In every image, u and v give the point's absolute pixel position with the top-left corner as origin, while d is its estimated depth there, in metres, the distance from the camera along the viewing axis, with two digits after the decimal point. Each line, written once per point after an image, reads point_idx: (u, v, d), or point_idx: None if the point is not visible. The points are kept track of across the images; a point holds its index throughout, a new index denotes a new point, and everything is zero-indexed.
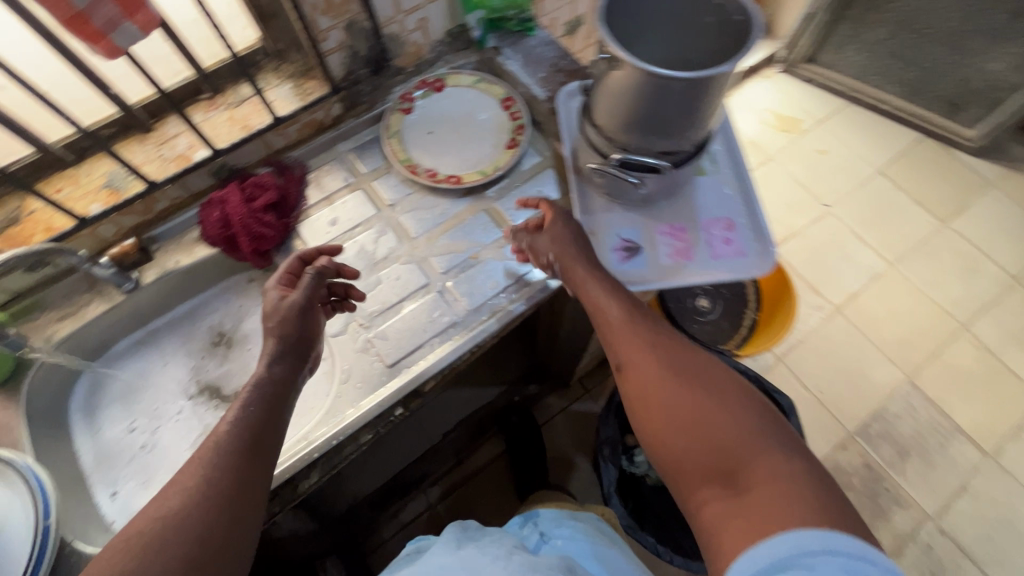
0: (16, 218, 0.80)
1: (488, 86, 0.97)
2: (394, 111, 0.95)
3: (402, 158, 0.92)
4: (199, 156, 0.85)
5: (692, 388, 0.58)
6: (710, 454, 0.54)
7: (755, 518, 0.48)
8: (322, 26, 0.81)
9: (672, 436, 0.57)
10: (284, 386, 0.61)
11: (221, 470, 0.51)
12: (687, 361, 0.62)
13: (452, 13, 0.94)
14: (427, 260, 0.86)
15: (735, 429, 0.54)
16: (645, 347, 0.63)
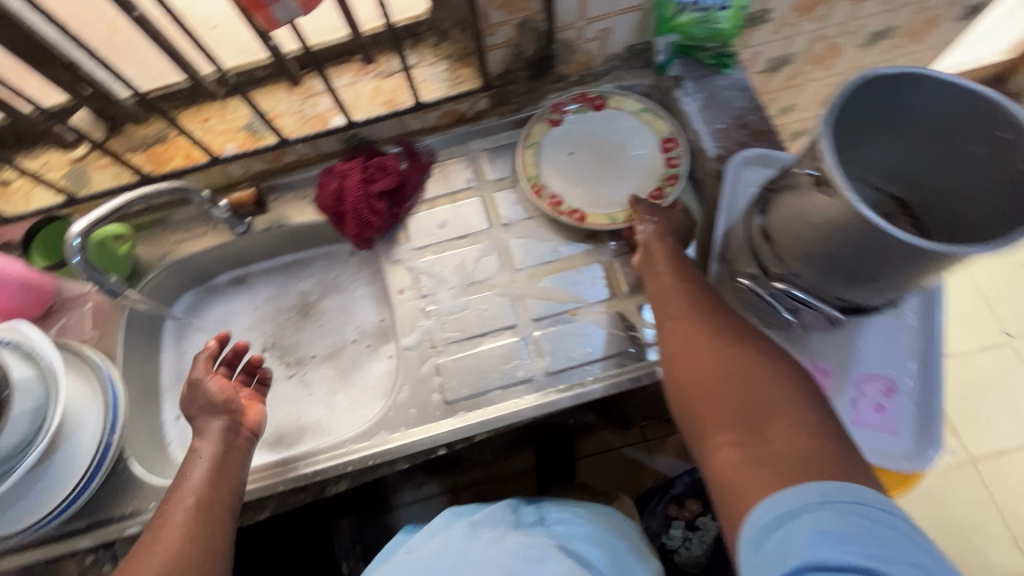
0: (163, 137, 0.83)
1: (652, 118, 0.84)
2: (541, 120, 0.85)
3: (532, 176, 0.83)
4: (335, 123, 0.83)
5: (731, 348, 0.55)
6: (736, 408, 0.51)
7: (771, 462, 0.45)
8: (493, 20, 0.72)
9: (701, 389, 0.54)
10: (225, 442, 0.66)
11: (192, 537, 0.58)
12: (733, 325, 0.59)
13: (643, 29, 0.80)
14: (523, 298, 0.79)
15: (769, 387, 0.51)
16: (691, 306, 0.62)
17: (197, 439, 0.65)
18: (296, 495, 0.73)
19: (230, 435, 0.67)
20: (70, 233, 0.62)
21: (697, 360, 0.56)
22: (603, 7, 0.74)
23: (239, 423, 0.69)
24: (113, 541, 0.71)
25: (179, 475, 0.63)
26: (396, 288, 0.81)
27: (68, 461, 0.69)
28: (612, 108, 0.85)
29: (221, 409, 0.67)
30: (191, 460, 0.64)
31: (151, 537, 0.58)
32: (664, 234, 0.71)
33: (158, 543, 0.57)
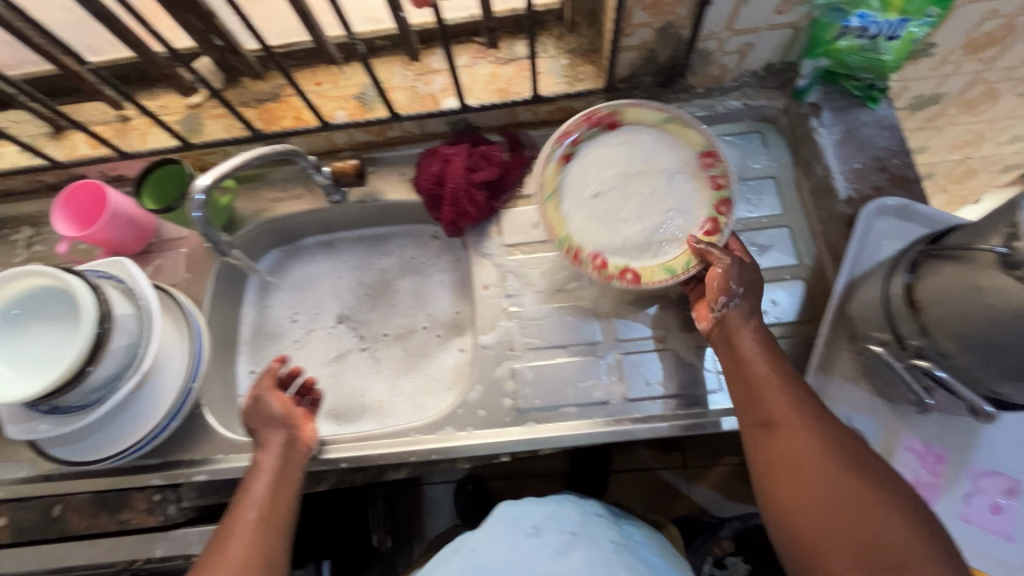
0: (276, 94, 0.83)
1: (679, 129, 0.71)
2: (548, 159, 0.73)
3: (559, 235, 0.72)
4: (447, 105, 0.81)
5: (839, 474, 0.50)
6: (856, 553, 0.47)
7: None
8: (635, 20, 0.67)
9: (812, 522, 0.50)
10: (284, 456, 0.66)
11: (256, 549, 0.57)
12: (839, 437, 0.53)
13: (789, 48, 0.74)
14: (610, 316, 0.75)
15: (892, 529, 0.46)
16: (791, 410, 0.55)
17: (259, 450, 0.66)
18: (356, 473, 0.73)
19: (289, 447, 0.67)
20: (194, 185, 0.63)
21: (804, 486, 0.51)
22: (755, 19, 0.68)
23: (297, 438, 0.69)
24: (180, 483, 0.73)
25: (240, 488, 0.63)
26: (480, 284, 0.79)
27: (155, 395, 0.73)
28: (631, 129, 0.73)
29: (282, 422, 0.68)
30: (253, 472, 0.64)
31: (214, 552, 0.56)
32: (746, 310, 0.63)
33: (222, 555, 0.56)
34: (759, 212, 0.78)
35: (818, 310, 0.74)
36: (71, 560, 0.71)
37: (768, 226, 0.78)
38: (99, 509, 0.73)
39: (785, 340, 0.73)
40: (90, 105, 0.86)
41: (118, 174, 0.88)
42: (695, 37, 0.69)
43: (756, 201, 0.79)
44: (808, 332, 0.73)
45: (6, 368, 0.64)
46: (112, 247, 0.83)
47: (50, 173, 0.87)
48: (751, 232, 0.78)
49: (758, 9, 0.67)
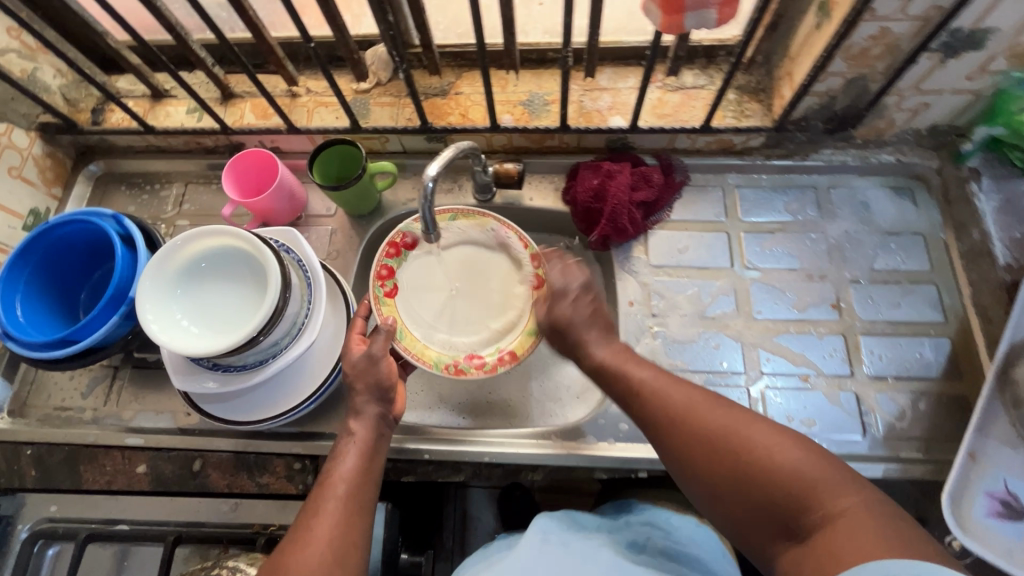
0: (445, 91, 0.86)
1: (467, 217, 0.81)
2: (380, 300, 0.78)
3: (432, 363, 0.75)
4: (613, 123, 0.82)
5: (733, 444, 0.54)
6: (771, 502, 0.51)
7: (838, 553, 0.46)
8: (832, 68, 0.70)
9: (730, 493, 0.53)
10: (377, 429, 0.65)
11: (342, 534, 0.57)
12: (715, 413, 0.57)
13: (962, 113, 0.76)
14: (754, 348, 0.77)
15: (792, 467, 0.51)
16: (677, 399, 0.59)
17: (352, 419, 0.65)
18: (493, 469, 0.74)
19: (381, 428, 0.66)
20: (424, 173, 0.64)
21: (710, 467, 0.55)
22: (944, 82, 0.71)
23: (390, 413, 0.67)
24: (318, 455, 0.74)
25: (332, 458, 0.63)
26: (625, 299, 0.81)
27: (309, 363, 0.75)
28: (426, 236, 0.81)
29: (382, 394, 0.66)
30: (346, 441, 0.64)
31: (305, 526, 0.57)
32: (603, 346, 0.67)
33: (311, 533, 0.56)
34: (907, 266, 0.79)
35: (963, 369, 0.74)
36: (206, 516, 0.73)
37: (915, 281, 0.79)
38: (240, 469, 0.74)
39: (928, 395, 0.73)
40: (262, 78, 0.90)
41: (275, 146, 0.91)
42: (883, 92, 0.72)
43: (904, 255, 0.80)
44: (952, 390, 0.73)
45: (187, 321, 0.67)
46: (264, 216, 0.85)
47: (212, 137, 0.90)
48: (897, 284, 0.79)
49: (950, 74, 0.69)
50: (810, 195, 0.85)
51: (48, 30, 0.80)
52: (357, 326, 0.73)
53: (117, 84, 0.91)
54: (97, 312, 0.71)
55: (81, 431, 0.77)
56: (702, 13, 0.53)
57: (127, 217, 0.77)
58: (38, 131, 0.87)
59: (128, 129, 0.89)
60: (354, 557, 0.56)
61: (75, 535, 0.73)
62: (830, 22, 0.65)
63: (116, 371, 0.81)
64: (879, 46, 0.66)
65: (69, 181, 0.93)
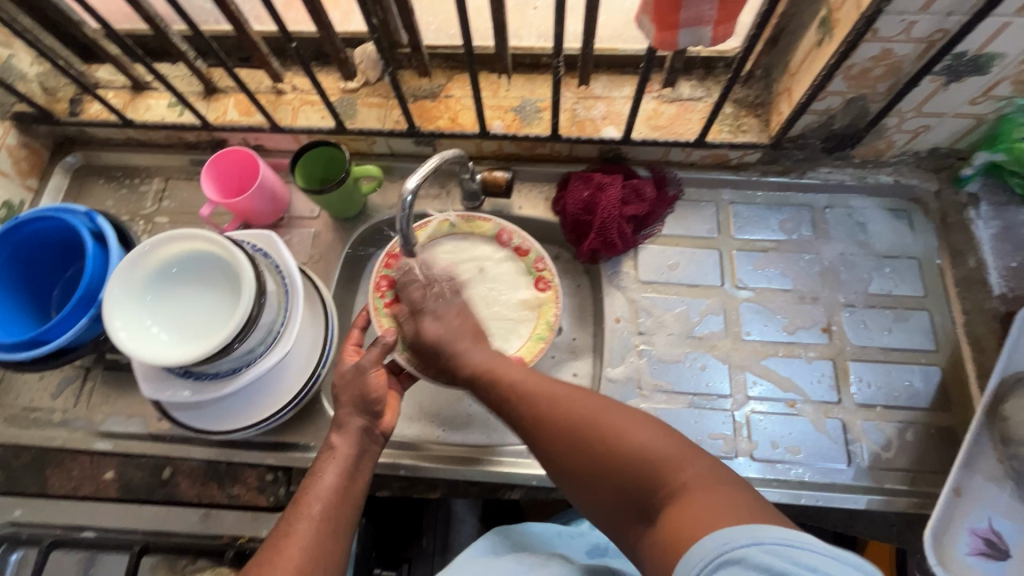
0: (435, 93, 0.84)
1: (467, 225, 0.81)
2: (380, 311, 0.76)
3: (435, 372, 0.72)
4: (606, 134, 0.80)
5: (588, 425, 0.53)
6: (626, 480, 0.49)
7: (686, 526, 0.43)
8: (832, 87, 0.67)
9: (588, 476, 0.52)
10: (360, 445, 0.63)
11: (312, 558, 0.54)
12: (575, 403, 0.55)
13: (963, 136, 0.74)
14: (741, 370, 0.75)
15: (643, 444, 0.50)
16: (539, 390, 0.58)
17: (334, 434, 0.63)
18: (472, 486, 0.73)
19: (362, 445, 0.63)
20: (404, 184, 0.62)
21: (571, 457, 0.53)
22: (946, 105, 0.68)
23: (374, 425, 0.65)
24: (292, 467, 0.73)
25: (310, 476, 0.60)
26: (613, 316, 0.79)
27: (285, 372, 0.73)
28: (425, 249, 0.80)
29: (369, 408, 0.64)
30: (325, 457, 0.62)
31: (274, 547, 0.54)
32: (478, 349, 0.65)
33: (279, 555, 0.53)
34: (901, 291, 0.78)
35: (952, 400, 0.73)
36: (175, 526, 0.71)
37: (909, 307, 0.77)
38: (211, 479, 0.72)
39: (915, 426, 0.72)
40: (246, 73, 0.87)
41: (258, 144, 0.88)
42: (883, 114, 0.69)
43: (899, 280, 0.78)
44: (941, 421, 0.72)
45: (159, 329, 0.64)
46: (245, 216, 0.82)
47: (193, 132, 0.87)
48: (890, 309, 0.77)
49: (953, 98, 0.67)
50: (804, 214, 0.83)
51: (23, 17, 0.77)
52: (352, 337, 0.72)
53: (96, 74, 0.88)
54: (66, 314, 0.69)
55: (50, 434, 0.75)
56: (697, 30, 0.51)
57: (100, 214, 0.75)
58: (12, 120, 0.84)
59: (106, 122, 0.86)
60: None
61: (39, 540, 0.70)
62: (831, 39, 0.63)
63: (87, 373, 0.78)
64: (880, 67, 0.64)
65: (46, 173, 0.90)
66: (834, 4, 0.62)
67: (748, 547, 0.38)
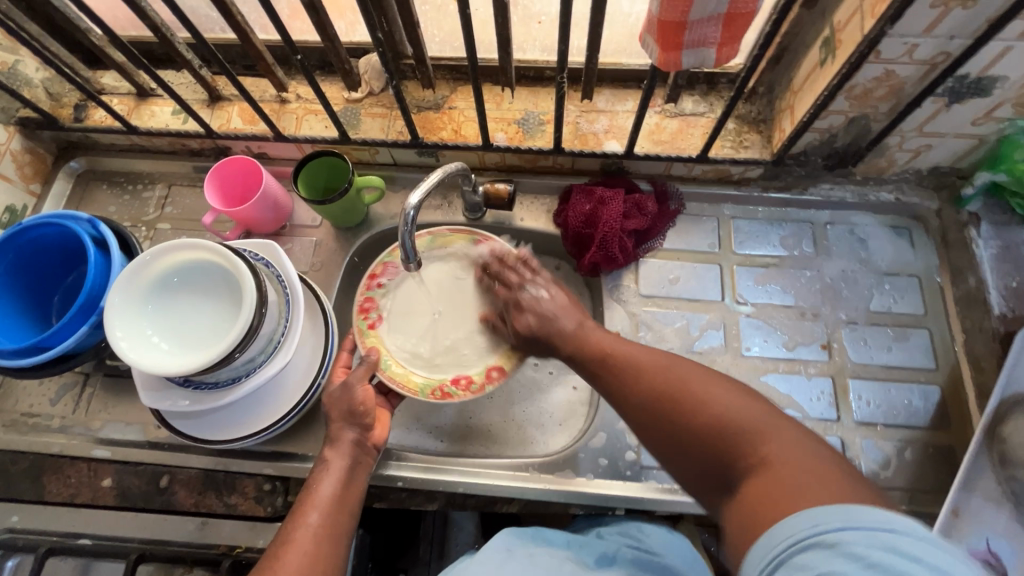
0: (438, 105, 0.84)
1: (448, 237, 0.80)
2: (365, 332, 0.75)
3: (417, 389, 0.72)
4: (609, 148, 0.80)
5: (673, 388, 0.52)
6: (710, 446, 0.48)
7: (770, 495, 0.41)
8: (834, 106, 0.68)
9: (670, 438, 0.51)
10: (354, 456, 0.63)
11: (311, 565, 0.54)
12: (667, 369, 0.54)
13: (964, 156, 0.75)
14: (741, 386, 0.75)
15: (729, 410, 0.48)
16: (628, 356, 0.58)
17: (329, 445, 0.63)
18: (470, 500, 0.73)
19: (359, 457, 0.63)
20: (406, 200, 0.62)
21: (658, 417, 0.52)
22: (947, 126, 0.69)
23: (367, 438, 0.65)
24: (289, 477, 0.73)
25: (307, 486, 0.60)
26: (612, 329, 0.79)
27: (283, 383, 0.73)
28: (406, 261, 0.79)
29: (358, 421, 0.64)
30: (321, 468, 0.62)
31: (273, 557, 0.54)
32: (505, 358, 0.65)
33: (278, 564, 0.53)
34: (900, 308, 0.78)
35: (952, 419, 0.73)
36: (172, 535, 0.71)
37: (909, 325, 0.77)
38: (208, 488, 0.72)
39: (914, 445, 0.72)
40: (251, 81, 0.88)
41: (261, 152, 0.89)
42: (885, 133, 0.70)
43: (899, 297, 0.78)
44: (940, 440, 0.72)
45: (160, 339, 0.65)
46: (247, 224, 0.82)
47: (197, 140, 0.87)
48: (890, 327, 0.77)
49: (955, 118, 0.67)
50: (805, 230, 0.83)
51: (30, 24, 0.77)
52: (340, 359, 0.73)
53: (101, 80, 0.89)
54: (66, 321, 0.69)
55: (48, 441, 0.75)
56: (699, 51, 0.51)
57: (102, 221, 0.75)
58: (17, 125, 0.84)
59: (111, 129, 0.86)
60: None
61: (35, 548, 0.71)
62: (835, 60, 0.63)
63: (87, 379, 0.78)
64: (883, 88, 0.64)
65: (50, 178, 0.90)
66: (838, 25, 0.63)
67: (843, 531, 0.36)
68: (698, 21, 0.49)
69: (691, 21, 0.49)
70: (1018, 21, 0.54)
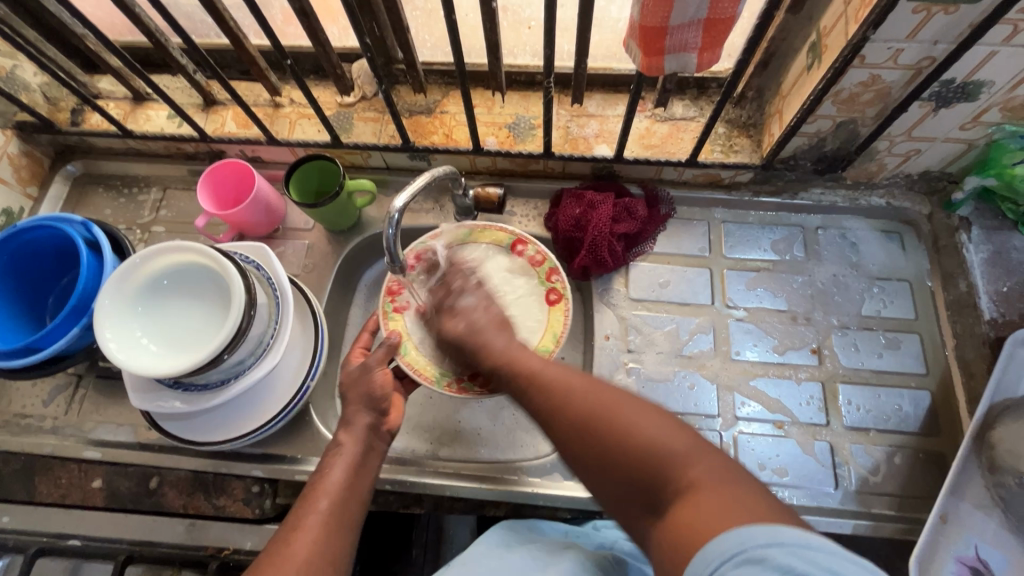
0: (430, 109, 0.85)
1: (482, 233, 0.80)
2: (389, 315, 0.75)
3: (433, 377, 0.71)
4: (599, 152, 0.81)
5: (599, 414, 0.50)
6: (634, 475, 0.47)
7: (689, 524, 0.40)
8: (821, 111, 0.68)
9: (595, 466, 0.49)
10: (366, 442, 0.62)
11: (321, 552, 0.52)
12: (591, 393, 0.53)
13: (955, 161, 0.75)
14: (730, 390, 0.75)
15: (656, 438, 0.47)
16: (553, 379, 0.56)
17: (343, 430, 0.62)
18: (456, 502, 0.74)
19: (371, 441, 0.62)
20: (391, 203, 0.62)
21: (583, 445, 0.50)
22: (936, 130, 0.69)
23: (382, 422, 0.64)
24: (279, 479, 0.73)
25: (318, 472, 0.59)
26: (602, 333, 0.79)
27: (273, 385, 0.73)
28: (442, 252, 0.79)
29: (375, 405, 0.64)
30: (333, 454, 0.60)
31: (282, 542, 0.53)
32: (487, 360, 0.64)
33: (288, 550, 0.52)
34: (891, 314, 0.78)
35: (942, 425, 0.73)
36: (160, 536, 0.72)
37: (900, 330, 0.77)
38: (197, 490, 0.73)
39: (904, 450, 0.72)
40: (245, 86, 0.89)
41: (255, 156, 0.89)
42: (873, 137, 0.70)
43: (890, 301, 0.78)
44: (930, 446, 0.72)
45: (147, 339, 0.65)
46: (240, 227, 0.83)
47: (192, 144, 0.88)
48: (882, 332, 0.77)
49: (943, 123, 0.67)
50: (796, 234, 0.83)
51: (28, 30, 0.78)
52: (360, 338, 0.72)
53: (98, 85, 0.90)
54: (59, 323, 0.69)
55: (39, 442, 0.75)
56: (679, 57, 0.52)
57: (96, 224, 0.75)
58: (14, 129, 0.85)
59: (106, 132, 0.87)
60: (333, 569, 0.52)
61: (25, 548, 0.71)
62: (820, 64, 0.63)
63: (79, 380, 0.79)
64: (869, 92, 0.64)
65: (46, 181, 0.91)
66: (824, 30, 0.63)
67: (768, 547, 0.36)
68: (678, 27, 0.49)
69: (672, 27, 0.49)
70: (1000, 27, 0.54)
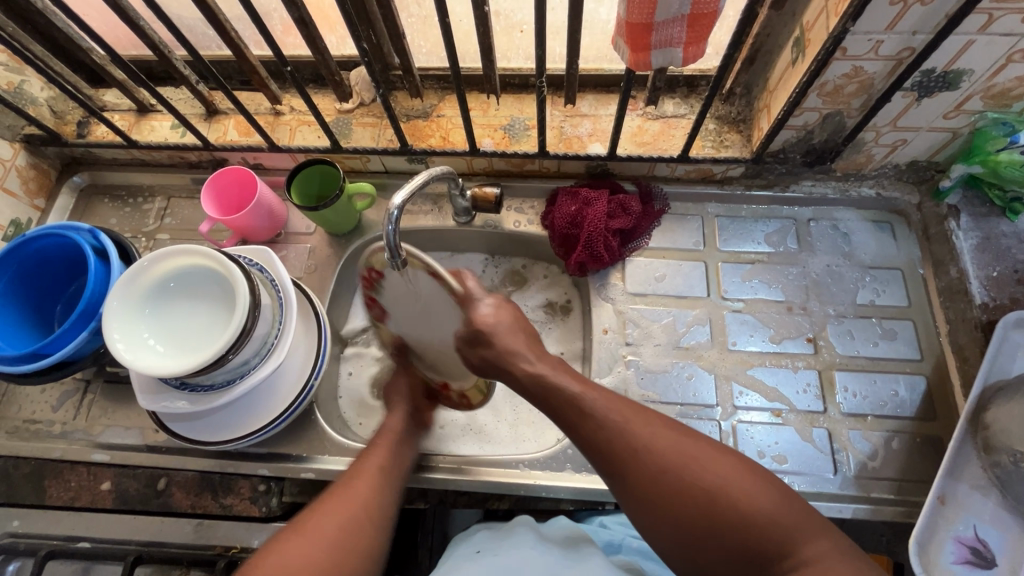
0: (427, 113, 0.87)
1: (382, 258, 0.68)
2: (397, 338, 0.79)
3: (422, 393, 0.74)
4: (592, 150, 0.82)
5: (706, 483, 0.51)
6: (734, 546, 0.49)
7: None
8: (807, 104, 0.70)
9: (692, 532, 0.51)
10: (408, 423, 0.71)
11: (374, 500, 0.60)
12: (691, 458, 0.53)
13: (941, 150, 0.76)
14: (728, 379, 0.76)
15: (768, 514, 0.49)
16: (640, 433, 0.55)
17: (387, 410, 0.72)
18: None
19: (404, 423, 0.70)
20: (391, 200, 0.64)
21: (685, 510, 0.51)
22: (920, 119, 0.70)
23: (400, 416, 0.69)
24: (286, 477, 0.75)
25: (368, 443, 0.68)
26: (600, 327, 0.80)
27: (277, 384, 0.74)
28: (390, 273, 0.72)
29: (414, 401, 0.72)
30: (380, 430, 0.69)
31: (342, 483, 0.62)
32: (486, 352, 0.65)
33: (348, 491, 0.60)
34: (885, 301, 0.79)
35: (938, 409, 0.73)
36: (166, 537, 0.73)
37: (894, 317, 0.78)
38: (204, 489, 0.75)
39: (902, 435, 0.72)
40: (247, 96, 0.91)
41: (257, 163, 0.92)
42: (859, 128, 0.72)
43: (883, 290, 0.79)
44: (927, 430, 0.73)
45: (156, 341, 0.67)
46: (242, 233, 0.85)
47: (196, 152, 0.90)
48: (877, 321, 0.78)
49: (926, 112, 0.69)
50: (789, 226, 0.84)
51: (35, 46, 0.80)
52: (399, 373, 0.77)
53: (104, 98, 0.92)
54: (66, 328, 0.70)
55: (49, 446, 0.76)
56: (665, 50, 0.53)
57: (103, 232, 0.77)
58: (22, 142, 0.87)
59: (112, 143, 0.89)
60: (380, 518, 0.59)
61: (35, 551, 0.72)
62: (805, 58, 0.65)
63: (88, 385, 0.80)
64: (853, 84, 0.66)
65: (54, 193, 0.93)
66: (807, 25, 0.65)
67: None
68: (664, 22, 0.51)
69: (658, 23, 0.51)
70: (975, 16, 0.56)
